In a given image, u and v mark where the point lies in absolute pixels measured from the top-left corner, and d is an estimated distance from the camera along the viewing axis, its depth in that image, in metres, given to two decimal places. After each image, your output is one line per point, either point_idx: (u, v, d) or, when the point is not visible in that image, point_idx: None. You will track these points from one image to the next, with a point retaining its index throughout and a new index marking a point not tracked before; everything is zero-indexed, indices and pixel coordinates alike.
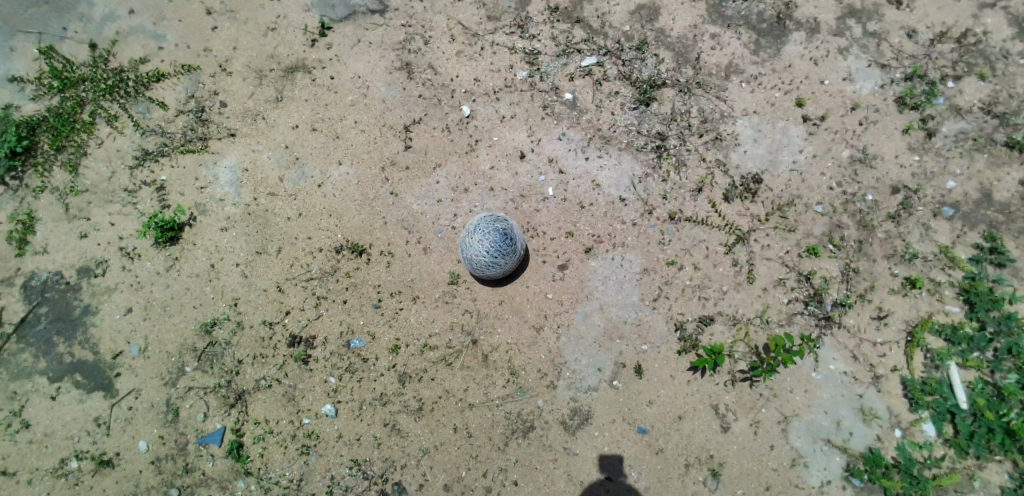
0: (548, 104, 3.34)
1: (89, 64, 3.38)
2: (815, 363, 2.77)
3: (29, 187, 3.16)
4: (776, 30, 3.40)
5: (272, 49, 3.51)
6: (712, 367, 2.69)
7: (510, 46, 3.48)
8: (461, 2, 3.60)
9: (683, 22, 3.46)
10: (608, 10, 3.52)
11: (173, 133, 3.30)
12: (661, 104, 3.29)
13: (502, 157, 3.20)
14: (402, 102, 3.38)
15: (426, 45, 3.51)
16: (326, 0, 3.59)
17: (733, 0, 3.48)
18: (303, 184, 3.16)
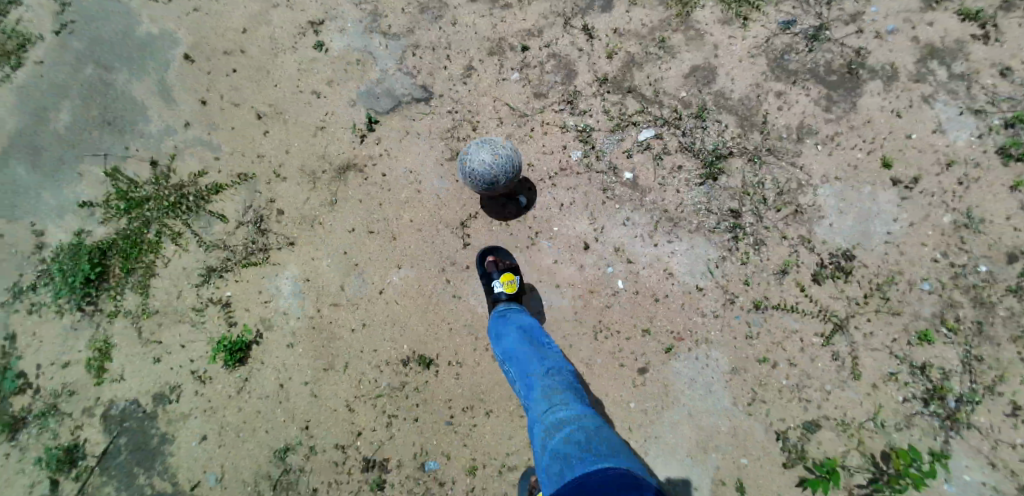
0: (608, 186, 3.22)
1: (152, 182, 3.50)
2: (947, 475, 2.68)
3: (104, 312, 3.29)
4: (849, 82, 3.20)
5: (321, 150, 3.50)
6: (825, 488, 2.64)
7: (561, 125, 3.36)
8: (506, 82, 3.50)
9: (744, 83, 3.29)
10: (661, 77, 3.36)
11: (235, 246, 3.34)
12: (730, 176, 3.15)
13: (566, 249, 3.15)
14: (455, 195, 3.32)
15: (474, 131, 3.44)
16: (370, 93, 3.59)
17: (796, 54, 3.29)
18: (364, 292, 3.21)
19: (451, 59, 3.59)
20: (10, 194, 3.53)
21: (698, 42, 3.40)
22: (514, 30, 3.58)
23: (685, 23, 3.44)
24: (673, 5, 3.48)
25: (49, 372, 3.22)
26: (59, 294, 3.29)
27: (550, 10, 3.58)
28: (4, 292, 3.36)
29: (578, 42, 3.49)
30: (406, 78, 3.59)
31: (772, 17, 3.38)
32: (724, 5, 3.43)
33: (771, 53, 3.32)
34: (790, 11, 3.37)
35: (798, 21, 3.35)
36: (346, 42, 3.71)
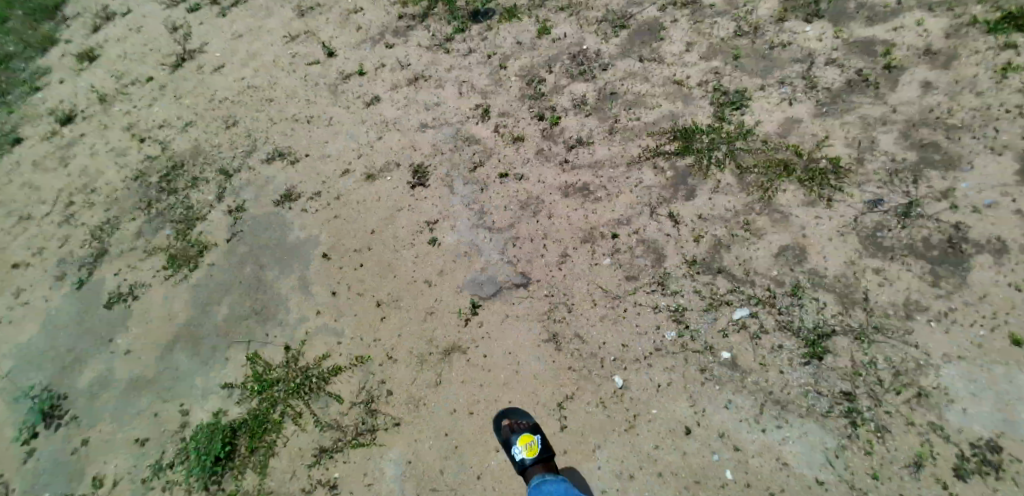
0: (706, 365, 3.27)
1: (283, 365, 4.07)
2: None
3: (226, 491, 3.60)
4: (952, 257, 3.33)
5: (431, 334, 3.95)
6: None
7: (654, 306, 3.59)
8: (599, 266, 3.92)
9: (836, 261, 3.47)
10: (750, 257, 3.62)
11: (347, 426, 3.65)
12: (837, 355, 3.11)
13: (667, 433, 3.10)
14: (552, 376, 3.50)
15: (570, 312, 3.75)
16: (476, 281, 4.15)
17: (889, 230, 3.52)
18: (464, 476, 3.31)
19: (548, 248, 4.16)
20: (170, 378, 4.36)
21: (784, 223, 3.72)
22: (604, 220, 4.15)
23: (769, 206, 3.83)
24: (755, 190, 3.94)
25: None
26: (191, 473, 3.67)
27: (638, 201, 4.16)
28: (148, 469, 3.85)
29: (665, 228, 3.94)
30: (507, 266, 4.15)
31: (858, 197, 3.73)
32: (805, 188, 3.85)
33: (863, 229, 3.57)
34: (876, 190, 3.74)
35: (885, 199, 3.67)
36: (457, 236, 4.50)
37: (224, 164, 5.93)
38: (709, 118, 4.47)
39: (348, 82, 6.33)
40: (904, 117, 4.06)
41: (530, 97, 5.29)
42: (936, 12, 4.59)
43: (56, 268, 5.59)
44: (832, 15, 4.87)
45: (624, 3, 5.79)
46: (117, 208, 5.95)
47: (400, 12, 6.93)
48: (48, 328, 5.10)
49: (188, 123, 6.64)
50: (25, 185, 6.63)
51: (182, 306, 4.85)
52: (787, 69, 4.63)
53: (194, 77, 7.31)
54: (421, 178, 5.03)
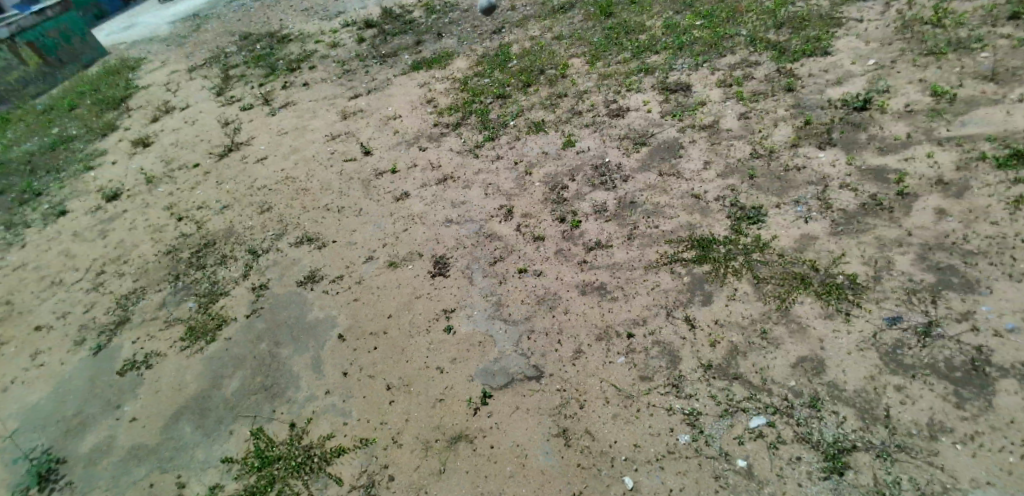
0: (721, 472, 3.18)
1: (286, 442, 4.09)
2: None
3: None
4: (975, 378, 3.21)
5: (439, 420, 3.94)
6: None
7: (668, 407, 3.55)
8: (613, 364, 3.92)
9: (856, 375, 3.39)
10: (767, 365, 3.59)
11: None
12: (858, 471, 3.00)
13: None
14: (559, 472, 3.43)
15: (581, 408, 3.72)
16: (489, 370, 4.17)
17: (908, 348, 3.44)
18: None
19: (563, 343, 4.19)
20: (171, 448, 4.35)
21: (801, 334, 3.70)
22: (620, 320, 4.22)
23: (785, 316, 3.84)
24: (771, 300, 3.98)
25: None
26: None
27: (654, 303, 4.25)
28: None
29: (681, 331, 3.98)
30: (521, 358, 4.17)
31: (875, 313, 3.68)
32: (822, 302, 3.84)
33: (882, 346, 3.49)
34: (893, 307, 3.69)
35: (904, 317, 3.61)
36: (473, 326, 4.57)
37: (254, 244, 6.26)
38: (725, 230, 4.66)
39: (380, 178, 6.80)
40: (919, 242, 4.07)
41: (553, 201, 5.62)
42: (946, 146, 4.78)
43: (76, 332, 5.75)
44: (843, 144, 5.19)
45: (645, 124, 6.30)
46: (146, 278, 6.21)
47: (438, 120, 7.60)
48: (58, 390, 5.16)
49: (226, 205, 7.09)
50: (63, 253, 7.03)
51: (193, 376, 4.89)
52: (800, 190, 4.83)
53: (238, 165, 7.92)
54: (442, 268, 5.23)
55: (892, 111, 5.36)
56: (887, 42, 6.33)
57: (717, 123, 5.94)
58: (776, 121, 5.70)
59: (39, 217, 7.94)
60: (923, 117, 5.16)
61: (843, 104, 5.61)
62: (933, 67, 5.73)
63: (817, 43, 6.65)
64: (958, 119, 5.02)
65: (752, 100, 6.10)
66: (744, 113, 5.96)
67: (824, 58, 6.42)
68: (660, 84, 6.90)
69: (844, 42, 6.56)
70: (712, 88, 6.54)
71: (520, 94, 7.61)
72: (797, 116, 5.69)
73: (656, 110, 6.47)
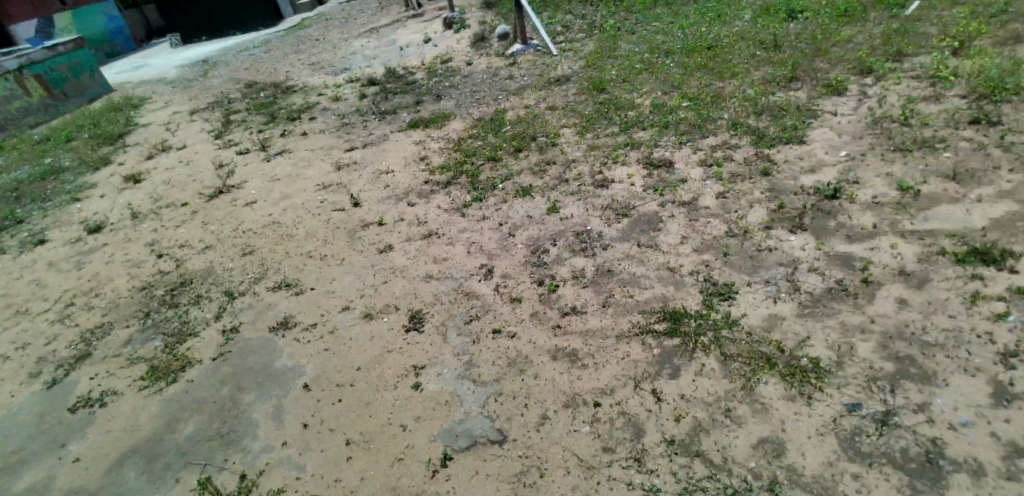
0: None
1: (235, 494, 3.93)
2: None
3: None
4: (930, 471, 3.22)
5: (395, 481, 3.82)
6: None
7: (628, 481, 3.50)
8: (577, 432, 3.88)
9: (816, 460, 3.39)
10: (728, 444, 3.59)
11: None
12: None
13: None
14: None
15: (541, 477, 3.65)
16: (451, 431, 4.10)
17: (866, 436, 3.46)
18: None
19: (529, 407, 4.15)
20: (112, 493, 4.15)
21: (764, 414, 3.72)
22: (588, 387, 4.21)
23: (750, 395, 3.87)
24: (737, 377, 4.01)
25: None
26: None
27: (623, 373, 4.26)
28: None
29: (646, 403, 3.98)
30: (485, 421, 4.12)
31: (837, 398, 3.73)
32: (786, 383, 3.88)
33: (841, 432, 3.51)
34: (854, 393, 3.74)
35: (865, 404, 3.65)
36: (441, 384, 4.53)
37: (231, 286, 6.24)
38: (697, 305, 4.75)
39: (366, 229, 6.90)
40: (880, 329, 4.18)
41: (532, 264, 5.72)
42: (909, 239, 5.00)
43: (34, 364, 5.59)
44: (814, 229, 5.40)
45: (628, 196, 6.54)
46: (116, 312, 6.13)
47: (429, 177, 7.82)
48: (5, 424, 4.95)
49: (208, 245, 7.11)
50: (35, 282, 6.94)
51: (147, 418, 4.73)
52: (771, 270, 4.98)
53: (226, 207, 8.01)
54: (417, 322, 5.23)
55: (860, 201, 5.63)
56: (859, 136, 6.73)
57: (696, 201, 6.18)
58: (752, 203, 5.95)
59: (17, 244, 7.89)
60: (889, 209, 5.42)
61: (816, 191, 5.89)
62: (900, 163, 6.07)
63: (795, 132, 7.05)
64: (921, 214, 5.28)
65: (731, 181, 6.38)
66: (722, 192, 6.22)
67: (800, 147, 6.79)
68: (644, 159, 7.21)
69: (819, 133, 6.96)
70: (693, 167, 6.84)
71: (510, 159, 7.90)
72: (772, 199, 5.95)
73: (639, 183, 6.73)
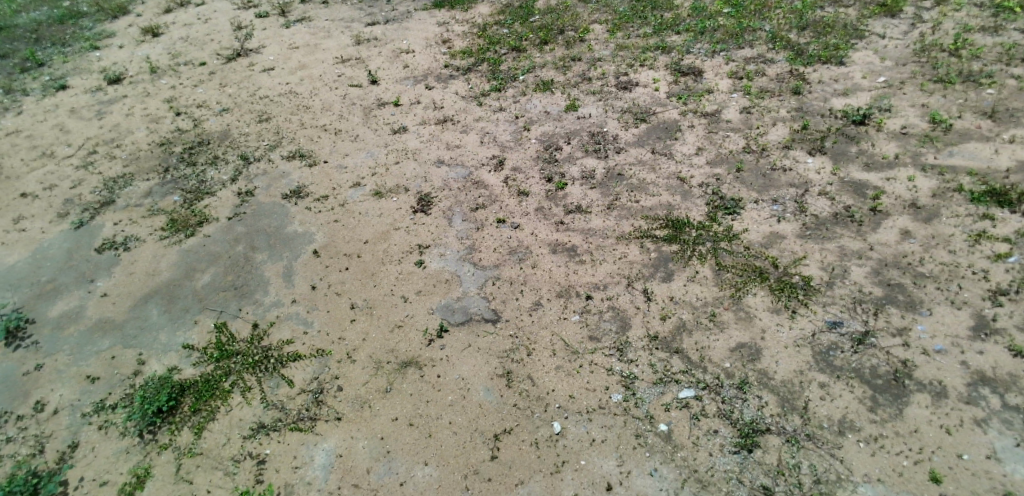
0: (642, 432, 3.39)
1: (247, 340, 4.27)
2: None
3: (158, 442, 3.69)
4: (894, 388, 3.42)
5: (393, 344, 4.12)
6: None
7: (608, 367, 3.75)
8: (566, 320, 4.10)
9: (787, 367, 3.59)
10: (708, 345, 3.79)
11: (290, 409, 3.78)
12: (766, 451, 3.20)
13: (589, 485, 3.19)
14: (497, 408, 3.63)
15: (528, 355, 3.91)
16: (449, 307, 4.35)
17: (840, 351, 3.64)
18: (387, 480, 3.34)
19: (524, 293, 4.35)
20: (135, 327, 4.51)
21: (747, 322, 3.89)
22: (582, 281, 4.37)
23: (737, 304, 4.02)
24: (727, 287, 4.14)
25: (86, 487, 3.49)
26: (130, 417, 3.80)
27: (618, 272, 4.40)
28: (90, 405, 3.96)
29: (636, 300, 4.16)
30: (481, 300, 4.35)
31: (820, 315, 3.86)
32: (773, 296, 4.02)
33: (817, 345, 3.69)
34: (837, 312, 3.87)
35: (845, 323, 3.80)
36: (442, 263, 4.72)
37: (246, 151, 6.29)
38: (702, 216, 4.78)
39: (381, 109, 6.79)
40: (877, 256, 4.23)
41: (544, 160, 5.68)
42: (928, 173, 4.89)
43: (61, 205, 5.83)
44: (834, 153, 5.26)
45: (650, 101, 6.31)
46: (136, 165, 6.26)
47: (449, 62, 7.53)
48: (36, 257, 5.28)
49: (225, 109, 7.07)
50: (57, 127, 7.02)
51: (167, 265, 5.02)
52: (782, 190, 4.93)
53: (243, 71, 7.84)
54: (425, 205, 5.33)
55: (888, 130, 5.42)
56: (903, 63, 6.31)
57: (719, 113, 5.97)
58: (776, 121, 5.74)
59: (38, 87, 7.88)
60: (916, 141, 5.24)
61: (845, 115, 5.65)
62: (938, 95, 5.75)
63: (835, 51, 6.61)
64: (946, 149, 5.11)
65: (759, 96, 6.11)
66: (747, 107, 5.98)
67: (838, 68, 6.40)
68: (672, 64, 6.86)
69: (862, 55, 6.54)
70: (722, 78, 6.52)
71: (535, 51, 7.54)
72: (798, 119, 5.73)
73: (664, 90, 6.47)
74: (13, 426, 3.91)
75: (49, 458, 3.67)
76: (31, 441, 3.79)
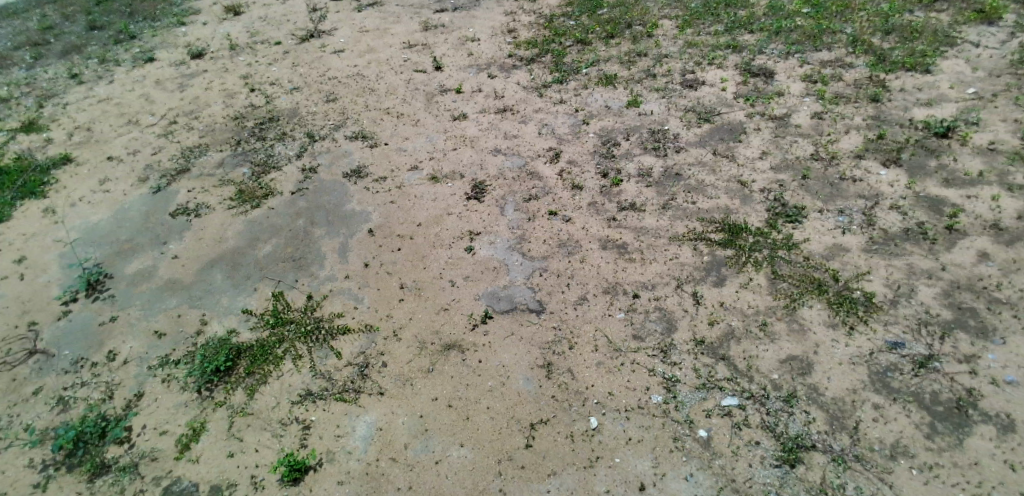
0: (679, 436, 3.35)
1: (301, 310, 4.48)
2: None
3: (214, 399, 3.94)
4: (956, 417, 3.22)
5: (438, 327, 4.23)
6: None
7: (650, 368, 3.72)
8: (611, 317, 4.08)
9: (839, 384, 3.45)
10: (757, 354, 3.68)
11: (337, 380, 3.96)
12: (808, 468, 3.10)
13: (620, 483, 3.18)
14: (534, 398, 3.67)
15: (570, 348, 3.92)
16: (495, 294, 4.41)
17: (899, 373, 3.46)
18: (423, 457, 3.45)
19: (570, 287, 4.36)
20: (201, 289, 4.82)
21: (800, 334, 3.76)
22: (631, 280, 4.33)
23: (791, 315, 3.88)
24: (782, 297, 4.00)
25: (148, 434, 3.78)
26: (191, 373, 4.07)
27: (668, 273, 4.33)
28: (156, 358, 4.28)
29: (685, 303, 4.09)
30: (527, 290, 4.39)
31: (881, 334, 3.68)
32: (831, 310, 3.86)
33: (874, 365, 3.52)
34: (900, 332, 3.67)
35: (907, 344, 3.60)
36: (492, 251, 4.78)
37: (313, 129, 6.55)
38: (761, 222, 4.63)
39: (443, 96, 6.90)
40: (949, 278, 3.98)
41: (601, 155, 5.63)
42: (1015, 193, 4.54)
43: (142, 170, 6.27)
44: (909, 166, 4.96)
45: (715, 101, 6.13)
46: (211, 137, 6.64)
47: (513, 52, 7.55)
48: (117, 217, 5.71)
49: (296, 88, 7.38)
50: (144, 97, 7.53)
51: (233, 233, 5.32)
52: (850, 201, 4.70)
53: (315, 53, 8.14)
54: (479, 193, 5.39)
55: (973, 145, 5.06)
56: (997, 74, 5.85)
57: (788, 117, 5.73)
58: (849, 128, 5.46)
59: (129, 59, 8.45)
60: (1003, 158, 4.87)
61: (926, 126, 5.31)
62: None
63: (921, 58, 6.20)
64: None
65: (832, 101, 5.82)
66: (819, 112, 5.71)
67: (922, 76, 6.00)
68: (742, 64, 6.63)
69: (951, 64, 6.11)
70: (794, 80, 6.25)
71: (600, 45, 7.45)
72: (874, 128, 5.43)
73: (731, 90, 6.26)
74: (89, 371, 4.27)
75: (117, 404, 3.99)
76: (103, 386, 4.13)
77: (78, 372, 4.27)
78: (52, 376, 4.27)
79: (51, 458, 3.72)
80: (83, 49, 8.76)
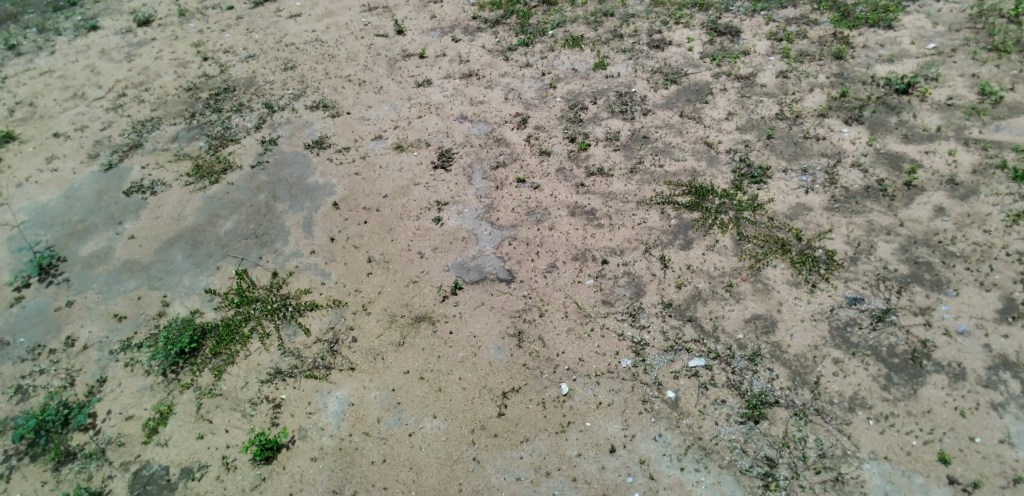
0: (648, 397, 3.42)
1: (267, 288, 4.37)
2: None
3: (180, 382, 3.85)
4: (911, 368, 3.35)
5: (408, 299, 4.18)
6: None
7: (620, 332, 3.75)
8: (581, 283, 4.09)
9: (802, 341, 3.55)
10: (722, 314, 3.75)
11: (306, 357, 3.90)
12: (772, 423, 3.20)
13: (592, 445, 3.25)
14: (506, 367, 3.68)
15: (540, 316, 3.93)
16: (464, 265, 4.36)
17: (858, 328, 3.57)
18: (397, 430, 3.45)
19: (540, 254, 4.34)
20: (160, 270, 4.65)
21: (764, 293, 3.83)
22: (599, 246, 4.33)
23: (755, 275, 3.95)
24: (747, 258, 4.06)
25: (113, 419, 3.69)
26: (154, 356, 3.96)
27: (636, 237, 4.34)
28: (117, 342, 4.14)
29: (653, 267, 4.11)
30: (497, 259, 4.35)
31: (841, 291, 3.77)
32: (794, 269, 3.94)
33: (834, 321, 3.62)
34: (859, 288, 3.77)
35: (866, 299, 3.70)
36: (460, 221, 4.71)
37: (271, 99, 6.26)
38: (727, 183, 4.65)
39: (406, 61, 6.65)
40: (907, 233, 4.07)
41: (569, 119, 5.54)
42: (971, 148, 4.64)
43: (91, 147, 5.93)
44: (871, 123, 5.01)
45: (682, 62, 6.05)
46: (163, 109, 6.30)
47: (477, 14, 7.30)
48: (67, 197, 5.42)
49: (251, 55, 7.02)
50: (89, 68, 7.07)
51: (192, 210, 5.12)
52: (814, 160, 4.75)
53: (270, 17, 7.73)
54: (445, 162, 5.27)
55: (932, 100, 5.13)
56: (956, 28, 5.89)
57: (754, 76, 5.70)
58: (813, 86, 5.46)
59: (70, 27, 7.89)
60: (960, 113, 4.95)
61: (888, 83, 5.35)
62: (990, 64, 5.39)
63: (885, 13, 6.20)
64: (993, 122, 4.82)
65: (797, 60, 5.80)
66: (784, 71, 5.69)
67: (885, 32, 6.02)
68: (709, 23, 6.53)
69: (912, 19, 6.13)
70: (761, 38, 6.19)
71: (566, 4, 7.24)
72: (837, 85, 5.45)
73: (698, 49, 6.18)
74: (46, 358, 4.11)
75: (79, 391, 3.87)
76: (63, 373, 3.99)
77: (35, 360, 4.11)
78: (7, 365, 4.10)
79: (12, 448, 3.60)
80: (19, 18, 8.15)
